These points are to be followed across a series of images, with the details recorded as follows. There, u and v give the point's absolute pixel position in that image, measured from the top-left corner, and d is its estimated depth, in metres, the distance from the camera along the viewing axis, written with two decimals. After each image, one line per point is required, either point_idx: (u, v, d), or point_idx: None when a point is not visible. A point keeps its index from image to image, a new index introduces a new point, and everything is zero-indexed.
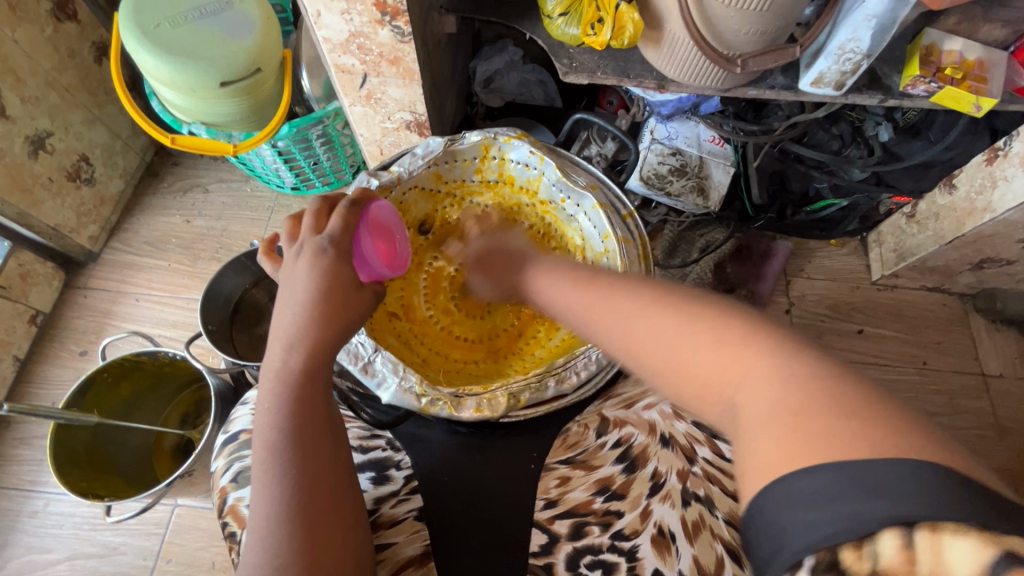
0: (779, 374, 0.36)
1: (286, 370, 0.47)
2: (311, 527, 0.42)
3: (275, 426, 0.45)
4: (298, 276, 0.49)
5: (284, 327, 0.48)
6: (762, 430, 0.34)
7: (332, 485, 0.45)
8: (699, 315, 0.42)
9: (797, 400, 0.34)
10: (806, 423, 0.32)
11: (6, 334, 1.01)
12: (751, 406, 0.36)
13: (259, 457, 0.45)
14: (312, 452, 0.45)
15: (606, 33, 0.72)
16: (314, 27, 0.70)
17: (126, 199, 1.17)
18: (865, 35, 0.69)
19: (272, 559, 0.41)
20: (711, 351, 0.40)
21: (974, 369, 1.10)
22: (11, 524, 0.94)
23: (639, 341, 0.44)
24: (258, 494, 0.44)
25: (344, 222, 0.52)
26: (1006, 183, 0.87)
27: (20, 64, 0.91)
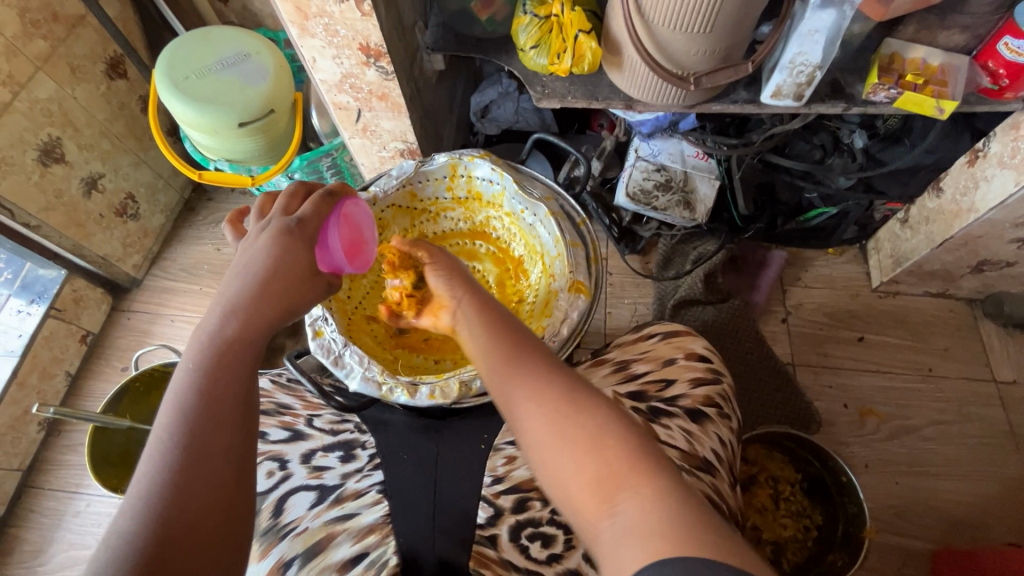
0: (664, 499, 0.38)
1: (221, 333, 0.48)
2: (193, 497, 0.41)
3: (189, 389, 0.45)
4: (259, 249, 0.53)
5: (229, 297, 0.50)
6: (638, 540, 0.36)
7: (231, 461, 0.44)
8: (604, 421, 0.43)
9: (669, 516, 0.36)
10: (670, 530, 0.35)
11: (60, 351, 1.14)
12: (635, 512, 0.38)
13: (167, 417, 0.44)
14: (220, 422, 0.45)
15: (567, 60, 0.81)
16: (312, 71, 0.80)
17: (167, 232, 1.31)
18: (812, 49, 0.74)
19: (151, 526, 0.39)
20: (610, 462, 0.41)
21: (985, 377, 1.06)
22: (57, 522, 1.05)
23: (546, 448, 0.44)
24: (150, 455, 0.43)
25: (315, 208, 0.58)
26: (987, 183, 0.88)
27: (78, 117, 1.07)
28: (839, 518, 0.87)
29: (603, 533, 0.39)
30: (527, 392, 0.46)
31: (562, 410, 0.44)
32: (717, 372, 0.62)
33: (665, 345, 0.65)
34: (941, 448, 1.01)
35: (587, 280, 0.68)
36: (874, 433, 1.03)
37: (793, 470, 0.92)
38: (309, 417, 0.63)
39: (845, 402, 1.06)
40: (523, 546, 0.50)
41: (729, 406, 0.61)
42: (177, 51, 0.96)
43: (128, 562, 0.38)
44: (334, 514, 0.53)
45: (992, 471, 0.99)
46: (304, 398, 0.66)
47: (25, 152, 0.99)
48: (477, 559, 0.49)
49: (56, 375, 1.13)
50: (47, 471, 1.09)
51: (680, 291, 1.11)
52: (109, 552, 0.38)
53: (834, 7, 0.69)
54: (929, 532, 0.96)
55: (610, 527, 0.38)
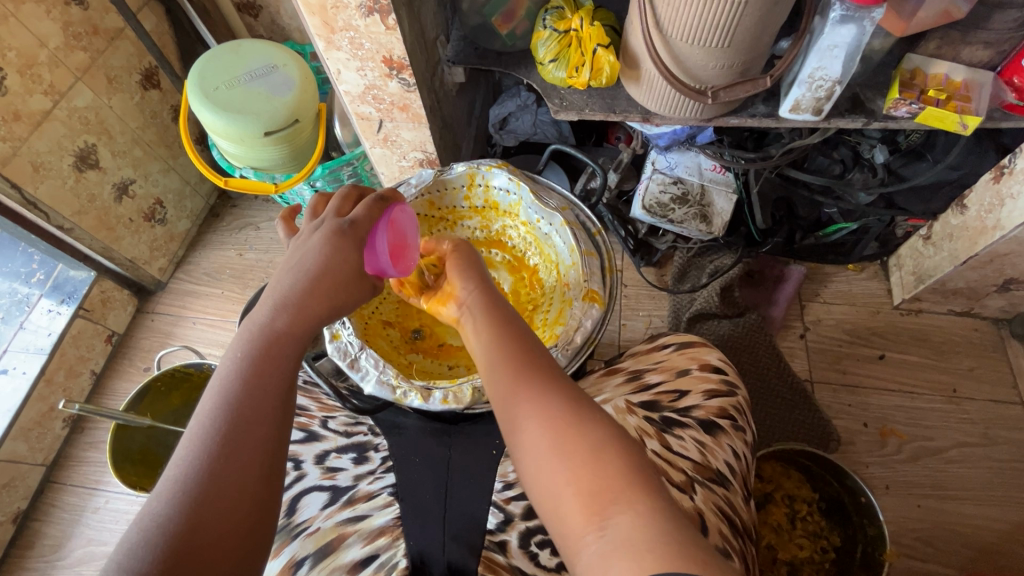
0: (656, 517, 0.38)
1: (271, 326, 0.50)
2: (227, 481, 0.42)
3: (235, 377, 0.47)
4: (311, 246, 0.56)
5: (279, 291, 0.52)
6: (628, 555, 0.36)
7: (267, 455, 0.45)
8: (603, 436, 0.43)
9: (661, 533, 0.37)
10: (663, 546, 0.36)
11: (87, 351, 1.17)
12: (629, 528, 0.38)
13: (212, 403, 0.46)
14: (261, 412, 0.46)
15: (585, 73, 0.82)
16: (337, 83, 0.83)
17: (192, 236, 1.35)
18: (831, 63, 0.74)
19: (188, 508, 0.41)
20: (603, 477, 0.41)
21: (1012, 399, 1.03)
22: (76, 518, 1.07)
23: (539, 459, 0.44)
24: (190, 439, 0.44)
25: (368, 210, 0.60)
26: (1013, 200, 0.86)
27: (113, 125, 1.11)
28: (858, 540, 0.84)
29: (588, 548, 0.38)
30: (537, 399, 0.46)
31: (563, 422, 0.44)
32: (731, 385, 0.62)
33: (680, 355, 0.65)
34: (966, 471, 0.98)
35: (601, 290, 0.68)
36: (894, 454, 1.01)
37: (810, 490, 0.91)
38: (323, 419, 0.64)
39: (865, 421, 1.04)
40: (533, 553, 0.50)
41: (744, 418, 0.60)
42: (208, 63, 0.99)
43: (161, 541, 0.39)
44: (346, 515, 0.54)
45: (1021, 496, 0.96)
46: (320, 399, 0.67)
47: (62, 158, 1.03)
48: (485, 565, 0.48)
49: (82, 373, 1.17)
50: (69, 468, 1.12)
51: (696, 305, 1.10)
52: (144, 532, 0.39)
53: (854, 22, 0.69)
54: (954, 558, 0.93)
55: (597, 542, 0.38)
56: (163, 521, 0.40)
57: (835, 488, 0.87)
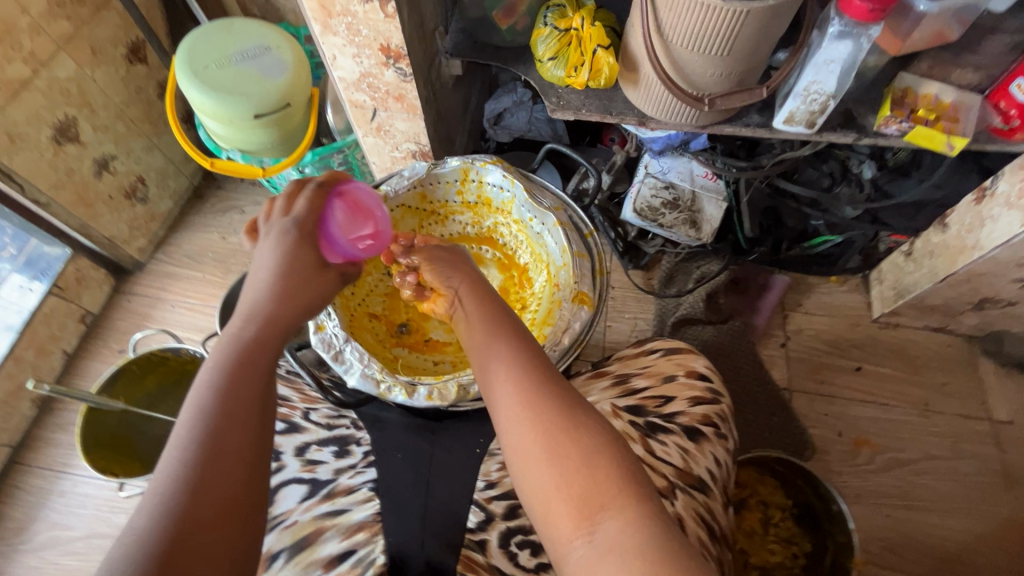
0: (647, 525, 0.39)
1: (239, 336, 0.50)
2: (213, 488, 0.42)
3: (207, 386, 0.46)
4: (265, 254, 0.55)
5: (247, 303, 0.52)
6: (616, 561, 0.37)
7: (248, 459, 0.44)
8: (597, 438, 0.44)
9: (647, 541, 0.38)
10: (650, 555, 0.37)
11: (59, 330, 1.13)
12: (617, 535, 0.39)
13: (188, 414, 0.45)
14: (239, 418, 0.45)
15: (584, 73, 0.82)
16: (331, 68, 0.81)
17: (174, 217, 1.31)
18: (827, 78, 0.74)
19: (169, 517, 0.39)
20: (599, 482, 0.41)
21: (981, 415, 1.06)
22: (42, 501, 1.04)
23: (529, 461, 0.44)
24: (170, 453, 0.43)
25: (310, 205, 0.59)
26: (993, 222, 0.88)
27: (96, 98, 1.08)
28: (828, 547, 0.86)
29: (576, 552, 0.39)
30: (535, 397, 0.46)
31: (558, 423, 0.44)
32: (716, 392, 0.62)
33: (666, 361, 0.65)
34: (934, 483, 1.01)
35: (591, 292, 0.68)
36: (866, 464, 1.03)
37: (784, 497, 0.92)
38: (305, 410, 0.62)
39: (840, 431, 1.06)
40: (512, 553, 0.50)
41: (727, 426, 0.61)
42: (198, 41, 0.96)
43: (144, 551, 0.38)
44: (325, 509, 0.53)
45: (984, 509, 0.99)
46: (302, 390, 0.66)
47: (40, 130, 1.00)
48: (465, 563, 0.49)
49: (53, 352, 1.13)
50: (36, 449, 1.09)
51: (681, 309, 1.13)
52: (124, 547, 0.38)
53: (852, 38, 0.70)
54: (918, 568, 0.95)
55: (586, 545, 0.39)
56: (143, 536, 0.38)
57: (808, 496, 0.89)
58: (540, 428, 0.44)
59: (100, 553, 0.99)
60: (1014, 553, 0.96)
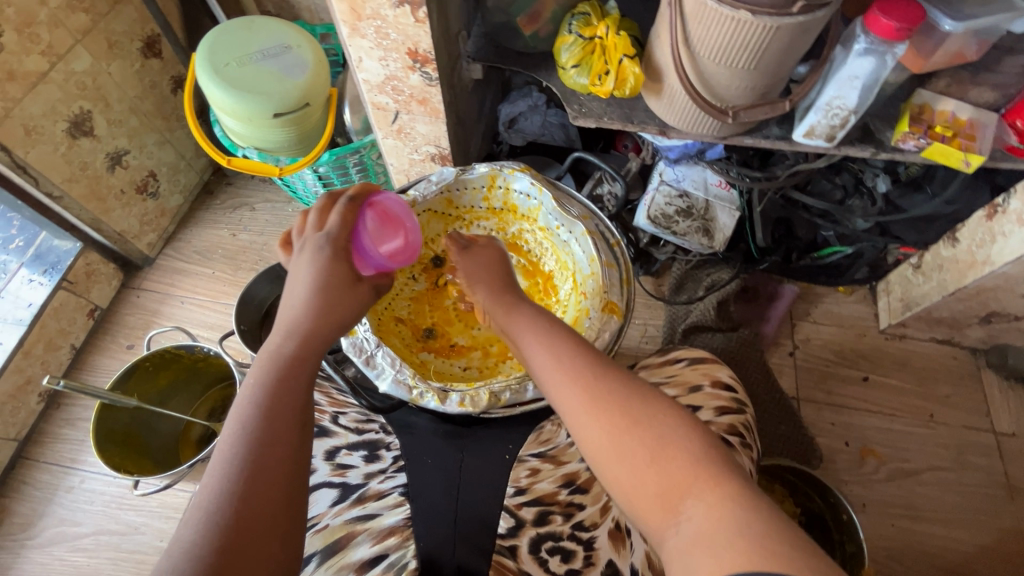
0: (730, 507, 0.39)
1: (278, 352, 0.51)
2: (256, 500, 0.43)
3: (249, 400, 0.48)
4: (302, 272, 0.57)
5: (286, 319, 0.54)
6: (704, 549, 0.37)
7: (288, 473, 0.46)
8: (671, 430, 0.45)
9: (739, 524, 0.37)
10: (740, 538, 0.36)
11: (68, 324, 1.13)
12: (700, 521, 0.39)
13: (231, 428, 0.46)
14: (280, 430, 0.47)
15: (609, 83, 0.82)
16: (356, 70, 0.81)
17: (184, 213, 1.31)
18: (850, 93, 0.75)
19: (214, 529, 0.41)
20: (674, 472, 0.43)
21: (985, 426, 1.08)
22: (49, 496, 1.03)
23: (607, 459, 0.46)
24: (213, 465, 0.45)
25: (342, 219, 0.60)
26: (1004, 239, 0.89)
27: (111, 92, 1.07)
28: (837, 555, 0.87)
29: (668, 542, 0.40)
30: (600, 396, 0.48)
31: (624, 420, 0.46)
32: (740, 403, 0.63)
33: (692, 371, 0.66)
34: (939, 493, 1.03)
35: (620, 301, 0.68)
36: (872, 473, 1.04)
37: (792, 504, 0.93)
38: (335, 413, 0.63)
39: (847, 440, 1.07)
40: (542, 559, 0.51)
41: (752, 436, 0.62)
42: (216, 39, 0.96)
43: (195, 559, 0.39)
44: (356, 514, 0.54)
45: (986, 519, 1.01)
46: (330, 394, 0.66)
47: (56, 123, 0.99)
48: (495, 567, 0.50)
49: (61, 347, 1.12)
50: (43, 444, 1.08)
51: (692, 316, 1.12)
52: (173, 557, 0.39)
53: (876, 55, 0.71)
54: None
55: (675, 535, 0.40)
56: (194, 546, 0.40)
57: (818, 504, 0.90)
58: (609, 426, 0.46)
59: (109, 549, 0.99)
60: (1016, 563, 0.98)
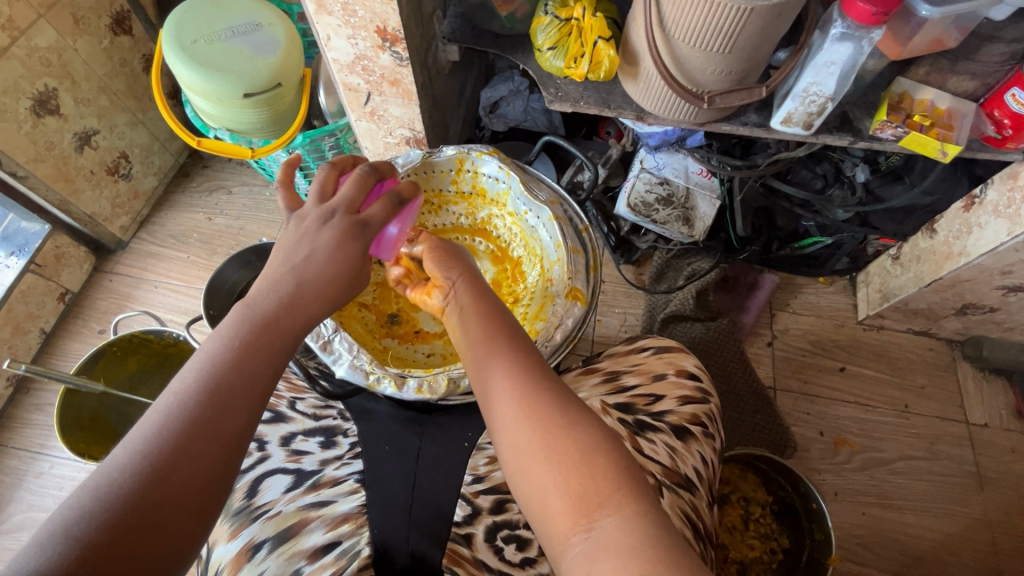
0: (644, 521, 0.39)
1: (267, 318, 0.48)
2: (197, 464, 0.41)
3: (224, 361, 0.45)
4: (318, 242, 0.53)
5: (276, 279, 0.51)
6: (613, 556, 0.37)
7: (236, 451, 0.43)
8: (593, 436, 0.44)
9: (647, 542, 0.37)
10: (650, 553, 0.36)
11: (37, 308, 1.11)
12: (612, 532, 0.38)
13: (196, 382, 0.44)
14: (244, 402, 0.45)
15: (584, 65, 0.81)
16: (325, 49, 0.79)
17: (158, 195, 1.28)
18: (827, 79, 0.74)
19: (145, 486, 0.39)
20: (597, 480, 0.41)
21: (958, 417, 1.08)
22: (17, 482, 1.02)
23: (530, 457, 0.44)
24: (162, 416, 0.42)
25: (383, 212, 0.58)
26: (980, 230, 0.89)
27: (78, 70, 1.04)
28: (805, 543, 0.88)
29: (573, 548, 0.39)
30: (542, 393, 0.46)
31: (556, 421, 0.45)
32: (705, 392, 0.63)
33: (657, 359, 0.65)
34: (910, 482, 1.03)
35: (585, 289, 0.68)
36: (846, 462, 1.05)
37: (764, 493, 0.94)
38: (292, 400, 0.62)
39: (821, 429, 1.08)
40: (498, 547, 0.51)
41: (714, 426, 0.61)
42: (184, 17, 0.93)
43: (113, 516, 0.37)
44: (310, 500, 0.53)
45: (956, 508, 1.02)
46: (289, 379, 0.65)
47: (19, 101, 0.96)
48: (450, 556, 0.49)
49: (30, 331, 1.11)
50: (12, 429, 1.06)
51: (671, 305, 1.12)
52: (98, 502, 0.38)
53: (853, 40, 0.70)
54: (890, 564, 0.98)
55: (582, 541, 0.39)
56: (118, 499, 0.38)
57: (788, 493, 0.91)
58: (544, 425, 0.45)
59: None
60: (983, 552, 0.99)
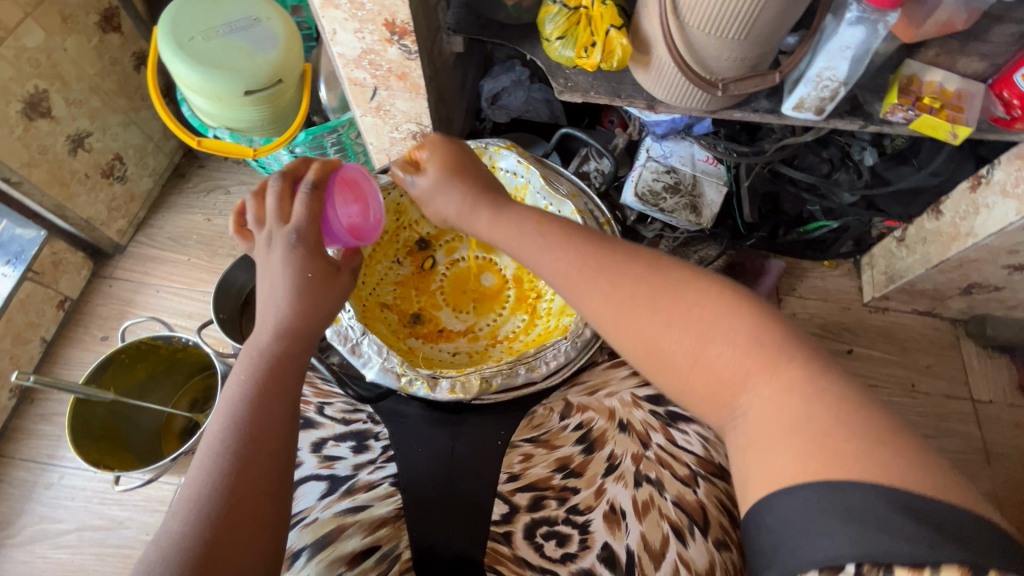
0: (790, 397, 0.43)
1: (270, 352, 0.51)
2: (246, 493, 0.44)
3: (240, 399, 0.48)
4: (270, 269, 0.54)
5: (270, 315, 0.53)
6: (768, 440, 0.43)
7: (275, 473, 0.46)
8: (717, 315, 0.48)
9: (795, 416, 0.42)
10: (804, 430, 0.41)
11: (37, 316, 1.08)
12: (762, 412, 0.44)
13: (219, 425, 0.47)
14: (269, 431, 0.47)
15: (595, 55, 0.79)
16: (330, 43, 0.77)
17: (154, 197, 1.25)
18: (840, 64, 0.74)
19: (202, 526, 0.42)
20: (732, 369, 0.46)
21: (964, 394, 1.10)
22: (27, 494, 1.00)
23: (661, 361, 0.50)
24: (202, 462, 0.46)
25: (309, 210, 0.55)
26: (987, 210, 0.90)
27: (68, 70, 1.01)
28: None
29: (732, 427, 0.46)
30: (644, 305, 0.50)
31: (676, 320, 0.49)
32: None
33: None
34: None
35: None
36: None
37: None
38: (320, 405, 0.61)
39: None
40: (537, 544, 0.53)
41: None
42: (179, 11, 0.91)
43: (180, 556, 0.41)
44: (345, 506, 0.54)
45: (964, 484, 1.04)
46: (315, 384, 0.64)
47: (9, 104, 0.93)
48: (490, 556, 0.52)
49: (31, 340, 1.08)
50: (18, 440, 1.04)
51: None
52: (164, 549, 0.41)
53: (867, 24, 0.70)
54: None
55: (738, 421, 0.46)
56: (180, 541, 0.41)
57: None
58: (661, 336, 0.49)
59: (93, 545, 0.97)
60: None
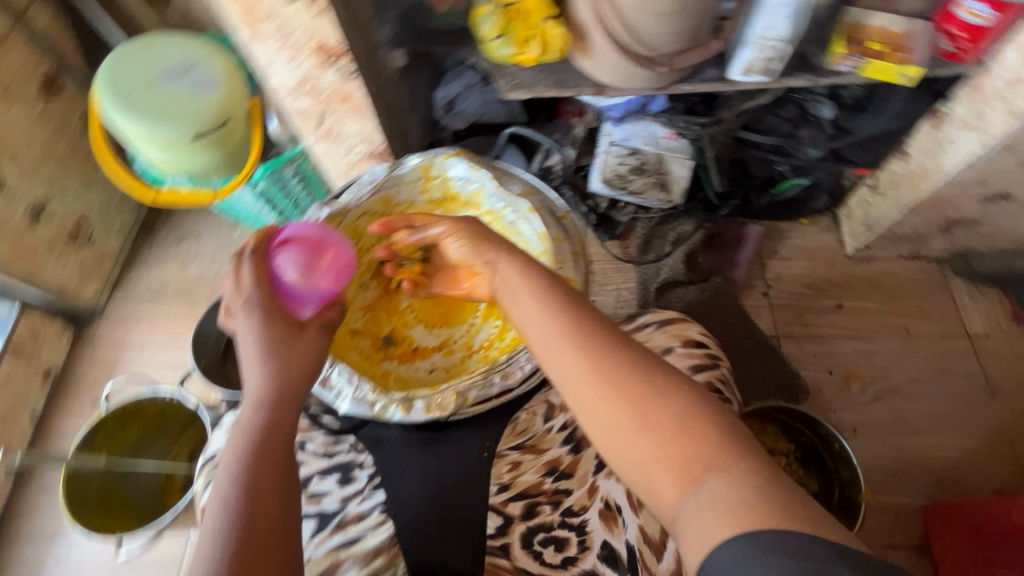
0: (747, 480, 0.44)
1: (255, 422, 0.51)
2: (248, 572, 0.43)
3: (231, 474, 0.48)
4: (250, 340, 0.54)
5: (254, 387, 0.53)
6: (721, 513, 0.42)
7: (276, 544, 0.46)
8: (673, 394, 0.49)
9: (750, 496, 0.42)
10: (756, 504, 0.42)
11: (23, 391, 1.07)
12: (720, 493, 0.44)
13: (215, 505, 0.46)
14: (264, 502, 0.47)
15: (534, 48, 0.78)
16: (267, 76, 0.76)
17: (126, 254, 1.24)
18: (780, 22, 0.73)
19: None
20: (690, 450, 0.46)
21: (959, 332, 1.10)
22: (37, 569, 1.00)
23: (621, 432, 0.49)
24: (200, 546, 0.45)
25: (254, 275, 0.57)
26: (951, 145, 0.89)
27: (17, 141, 1.00)
28: (834, 484, 0.89)
29: (684, 509, 0.45)
30: (614, 370, 0.50)
31: (643, 392, 0.49)
32: (714, 357, 0.65)
33: (663, 334, 0.66)
34: (923, 405, 1.05)
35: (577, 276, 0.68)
36: (859, 396, 1.06)
37: (786, 441, 0.93)
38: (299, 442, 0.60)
39: (830, 368, 1.08)
40: (536, 551, 0.53)
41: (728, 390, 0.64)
42: (117, 66, 0.89)
43: None
44: (339, 541, 0.54)
45: (971, 422, 1.03)
46: None
47: None
48: (489, 571, 0.52)
49: (20, 416, 1.07)
50: (21, 517, 1.03)
51: (662, 274, 1.11)
52: None
53: None
54: (919, 487, 0.99)
55: (693, 502, 0.44)
56: None
57: (810, 438, 0.91)
58: (628, 405, 0.49)
59: None
60: (1007, 459, 1.00)
